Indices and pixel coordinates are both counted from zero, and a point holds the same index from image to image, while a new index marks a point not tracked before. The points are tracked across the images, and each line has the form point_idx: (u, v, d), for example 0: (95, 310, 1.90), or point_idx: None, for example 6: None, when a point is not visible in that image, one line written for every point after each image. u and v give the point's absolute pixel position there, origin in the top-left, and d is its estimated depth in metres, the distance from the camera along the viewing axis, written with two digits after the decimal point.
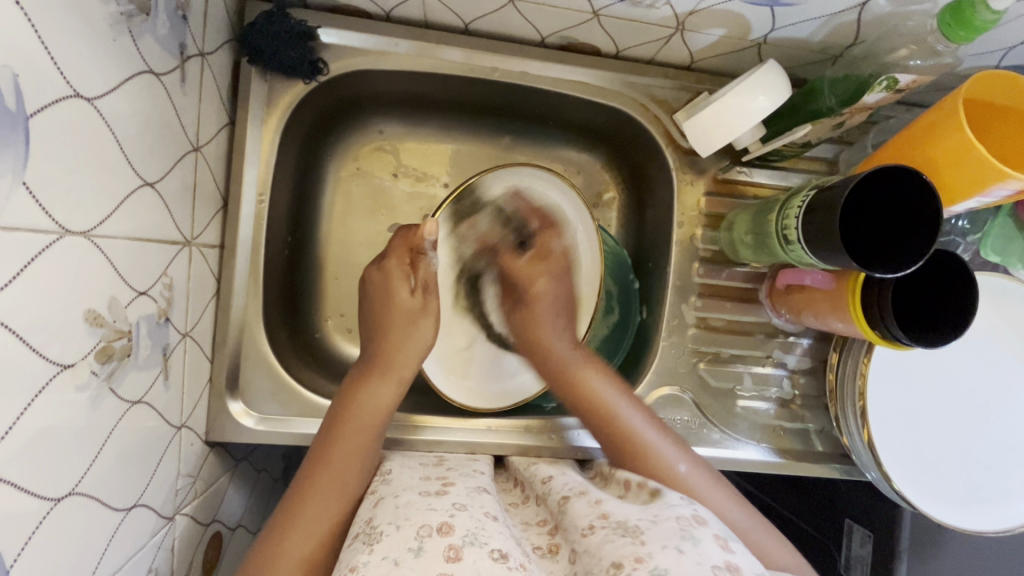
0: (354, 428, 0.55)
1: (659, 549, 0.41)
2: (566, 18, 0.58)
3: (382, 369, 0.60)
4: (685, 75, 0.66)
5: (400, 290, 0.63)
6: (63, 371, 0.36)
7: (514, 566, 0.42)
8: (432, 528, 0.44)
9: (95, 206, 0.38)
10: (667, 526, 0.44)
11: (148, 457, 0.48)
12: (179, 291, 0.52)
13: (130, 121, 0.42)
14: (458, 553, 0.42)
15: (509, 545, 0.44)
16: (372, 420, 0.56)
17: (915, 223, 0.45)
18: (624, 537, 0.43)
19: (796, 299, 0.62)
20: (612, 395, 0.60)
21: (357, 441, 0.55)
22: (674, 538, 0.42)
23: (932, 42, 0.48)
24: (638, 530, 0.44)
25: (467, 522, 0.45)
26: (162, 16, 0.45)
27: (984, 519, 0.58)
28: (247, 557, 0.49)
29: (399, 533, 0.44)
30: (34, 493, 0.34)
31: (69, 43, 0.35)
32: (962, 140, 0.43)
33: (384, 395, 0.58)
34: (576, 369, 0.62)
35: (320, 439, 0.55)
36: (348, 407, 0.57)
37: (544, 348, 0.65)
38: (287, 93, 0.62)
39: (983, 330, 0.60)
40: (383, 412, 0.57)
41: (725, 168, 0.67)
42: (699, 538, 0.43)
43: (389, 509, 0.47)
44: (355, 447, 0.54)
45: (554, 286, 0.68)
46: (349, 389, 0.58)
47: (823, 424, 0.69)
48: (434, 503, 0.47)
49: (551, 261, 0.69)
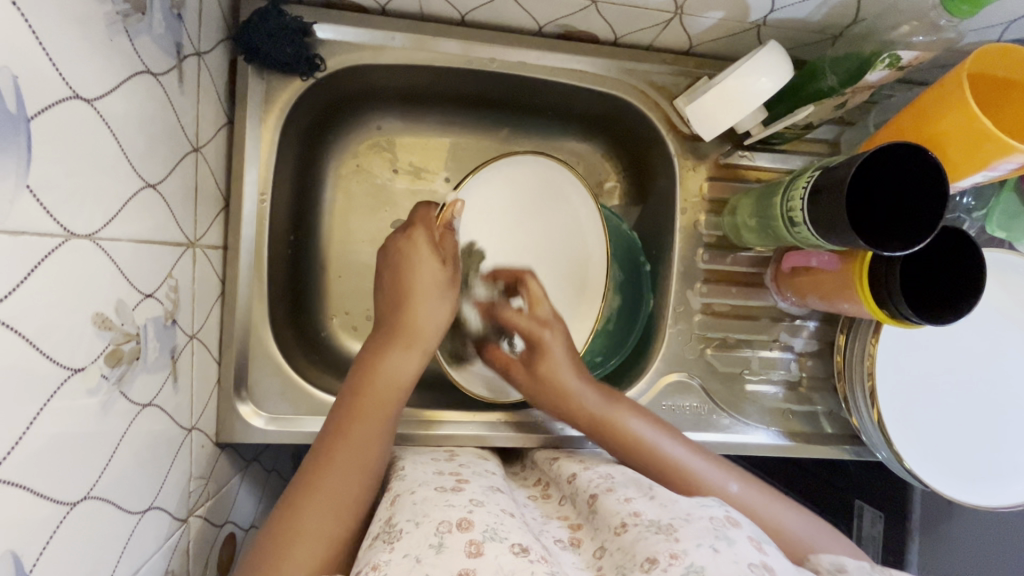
0: (371, 403, 0.55)
1: (693, 547, 0.41)
2: (563, 5, 0.57)
3: (400, 341, 0.59)
4: (684, 59, 0.65)
5: (429, 260, 0.62)
6: (73, 375, 0.36)
7: (535, 559, 0.41)
8: (452, 524, 0.44)
9: (97, 210, 0.38)
10: (701, 525, 0.43)
11: (160, 460, 0.48)
12: (185, 293, 0.52)
13: (129, 123, 0.42)
14: (479, 548, 0.41)
15: (528, 540, 0.44)
16: (389, 393, 0.57)
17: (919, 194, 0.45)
18: (657, 534, 0.43)
19: (803, 282, 0.62)
20: (654, 433, 0.58)
21: (374, 416, 0.55)
22: (709, 537, 0.42)
23: (934, 16, 0.48)
24: (671, 527, 0.43)
25: (487, 518, 0.45)
26: (157, 16, 0.44)
27: (996, 494, 0.59)
28: (262, 535, 0.48)
29: (419, 531, 0.44)
30: (51, 500, 0.34)
31: (67, 45, 0.34)
32: (968, 116, 0.43)
33: (401, 373, 0.58)
34: (609, 406, 0.60)
35: (338, 415, 0.55)
36: (360, 386, 0.57)
37: (567, 396, 0.61)
38: (284, 91, 0.61)
39: (989, 306, 0.60)
40: (401, 388, 0.58)
41: (726, 152, 0.67)
42: (733, 538, 0.42)
43: (406, 507, 0.47)
44: (373, 426, 0.55)
45: (558, 334, 0.64)
46: (366, 362, 0.58)
47: (832, 407, 0.69)
48: (451, 499, 0.48)
49: (555, 317, 0.66)
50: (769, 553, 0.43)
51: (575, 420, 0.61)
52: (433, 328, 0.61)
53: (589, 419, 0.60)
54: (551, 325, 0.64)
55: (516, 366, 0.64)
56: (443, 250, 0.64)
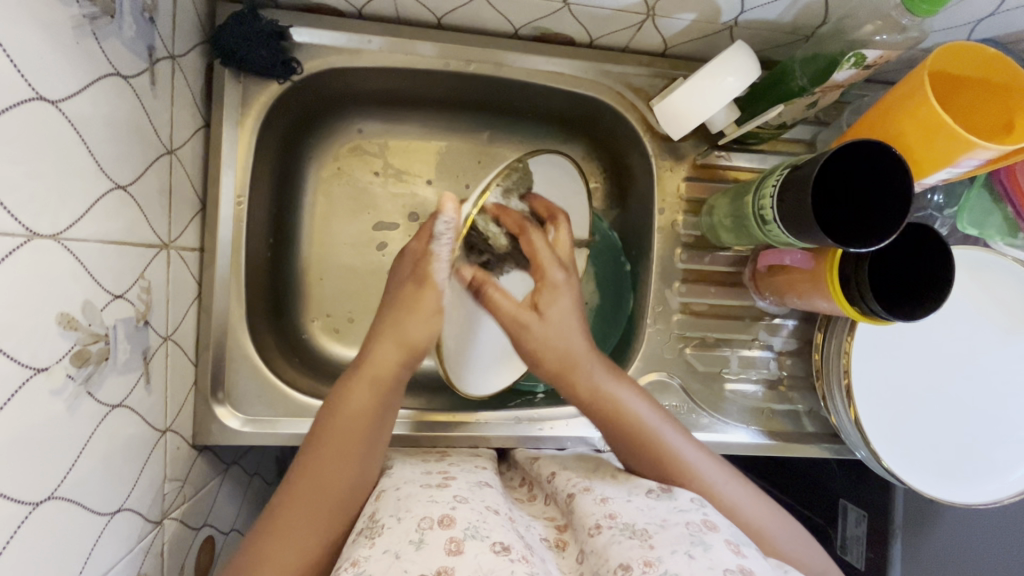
0: (336, 438, 0.51)
1: (668, 554, 0.42)
2: (535, 8, 0.58)
3: (367, 374, 0.53)
4: (660, 61, 0.66)
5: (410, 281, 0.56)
6: (37, 375, 0.36)
7: (517, 560, 0.41)
8: (434, 520, 0.44)
9: (63, 210, 0.38)
10: (677, 532, 0.44)
11: (131, 461, 0.48)
12: (159, 294, 0.52)
13: (97, 125, 0.42)
14: (459, 546, 0.42)
15: (511, 538, 0.44)
16: (358, 428, 0.51)
17: (884, 196, 0.46)
18: (632, 539, 0.44)
19: (780, 281, 0.62)
20: (654, 418, 0.55)
21: (339, 452, 0.50)
22: (685, 543, 0.42)
23: (897, 16, 0.47)
24: (646, 533, 0.44)
25: (470, 515, 0.45)
26: (127, 19, 0.45)
27: (973, 489, 0.59)
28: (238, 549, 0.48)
29: (400, 526, 0.44)
30: (12, 499, 0.34)
31: (29, 46, 0.34)
32: (930, 112, 0.43)
33: (372, 404, 0.52)
34: (611, 384, 0.56)
35: (308, 443, 0.51)
36: (332, 407, 0.52)
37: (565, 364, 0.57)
38: (261, 94, 0.62)
39: (965, 303, 0.60)
40: (377, 412, 0.52)
41: (703, 152, 0.68)
42: (709, 544, 0.43)
43: (391, 502, 0.48)
44: (344, 458, 0.50)
45: (569, 280, 0.59)
46: (335, 392, 0.53)
47: (812, 405, 0.69)
48: (436, 496, 0.48)
49: (572, 274, 0.59)
50: (748, 553, 0.43)
51: (572, 389, 0.57)
52: (400, 358, 0.54)
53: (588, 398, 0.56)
54: (567, 271, 0.59)
55: (523, 309, 0.56)
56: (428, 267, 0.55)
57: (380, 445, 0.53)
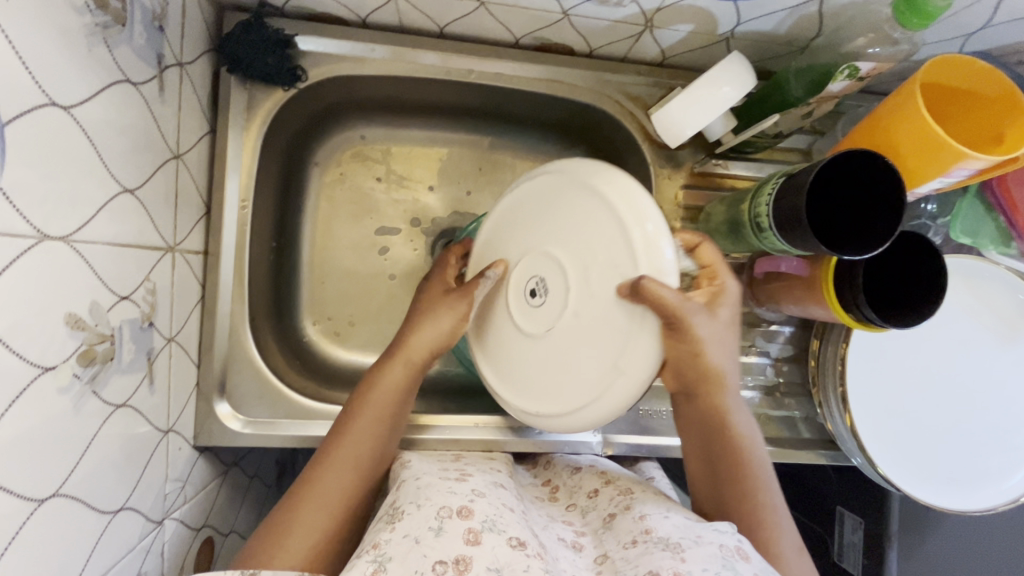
0: (370, 413, 0.55)
1: (698, 571, 0.42)
2: (536, 19, 0.59)
3: (402, 357, 0.57)
4: (658, 71, 0.67)
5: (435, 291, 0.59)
6: (44, 373, 0.37)
7: (532, 554, 0.42)
8: (453, 510, 0.45)
9: (73, 212, 0.39)
10: (709, 550, 0.44)
11: (134, 461, 0.48)
12: (163, 296, 0.52)
13: (108, 130, 0.43)
14: (477, 537, 0.42)
15: (526, 534, 0.44)
16: (388, 408, 0.55)
17: (883, 208, 0.46)
18: (664, 551, 0.44)
19: (776, 288, 0.62)
20: (764, 460, 0.56)
21: (369, 426, 0.54)
22: (716, 564, 0.42)
23: (888, 29, 0.50)
24: (678, 547, 0.45)
25: (487, 509, 0.46)
26: (138, 27, 0.46)
27: (966, 496, 0.59)
28: (266, 518, 0.50)
29: (421, 513, 0.45)
30: (18, 494, 0.35)
31: (44, 55, 0.36)
32: (922, 123, 0.44)
33: (403, 381, 0.56)
34: (740, 403, 0.56)
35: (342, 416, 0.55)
36: (369, 383, 0.56)
37: (717, 376, 0.53)
38: (266, 101, 0.63)
39: (959, 311, 0.61)
40: (401, 394, 0.56)
41: (701, 160, 0.69)
42: (740, 572, 0.42)
43: (410, 491, 0.48)
44: (370, 433, 0.54)
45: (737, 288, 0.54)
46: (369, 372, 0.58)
47: (808, 412, 0.70)
48: (454, 487, 0.48)
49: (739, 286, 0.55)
50: None
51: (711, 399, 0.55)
52: (431, 348, 0.57)
53: (705, 408, 0.55)
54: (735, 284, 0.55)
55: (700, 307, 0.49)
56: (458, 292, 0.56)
57: (402, 421, 0.57)
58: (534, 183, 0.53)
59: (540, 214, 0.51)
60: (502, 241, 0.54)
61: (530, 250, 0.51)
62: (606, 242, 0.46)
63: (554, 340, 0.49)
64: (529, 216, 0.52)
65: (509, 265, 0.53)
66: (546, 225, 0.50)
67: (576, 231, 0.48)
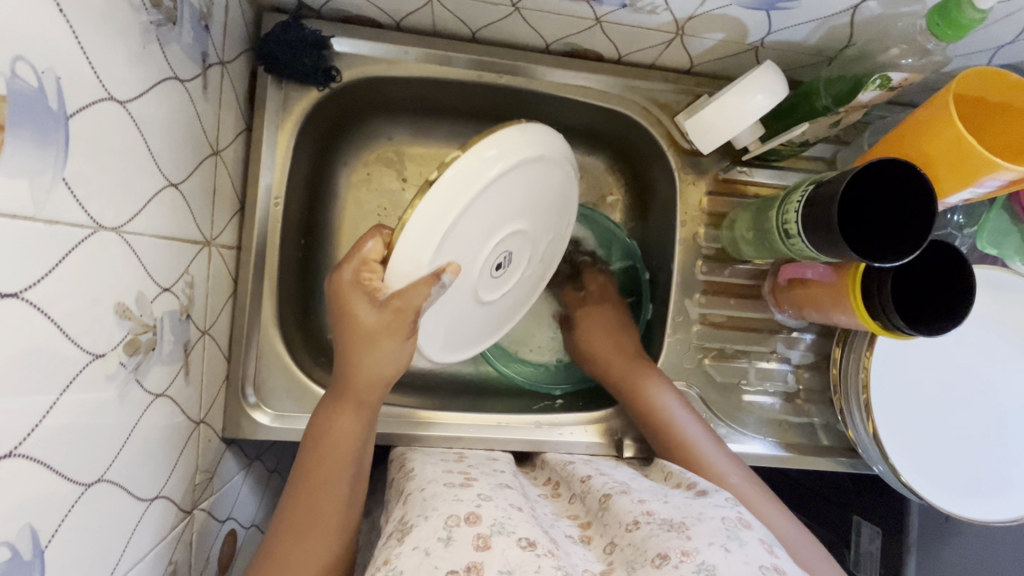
0: (326, 465, 0.53)
1: (705, 545, 0.42)
2: (567, 25, 0.60)
3: (351, 401, 0.54)
4: (685, 78, 0.68)
5: (364, 311, 0.50)
6: (94, 361, 0.37)
7: (543, 553, 0.42)
8: (460, 518, 0.45)
9: (125, 204, 0.40)
10: (713, 524, 0.45)
11: (169, 451, 0.49)
12: (200, 288, 0.53)
13: (157, 126, 0.44)
14: (487, 542, 0.42)
15: (536, 534, 0.44)
16: (347, 455, 0.53)
17: (892, 232, 0.48)
18: (670, 532, 0.44)
19: (800, 294, 0.63)
20: (725, 462, 0.58)
21: (332, 477, 0.52)
22: (720, 536, 0.43)
23: (922, 41, 0.50)
24: (683, 526, 0.45)
25: (495, 512, 0.46)
26: (186, 26, 0.47)
27: (990, 508, 0.59)
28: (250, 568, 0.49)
29: (429, 524, 0.45)
30: (67, 479, 0.36)
31: (105, 51, 0.37)
32: (954, 132, 0.45)
33: (357, 426, 0.54)
34: (670, 402, 0.62)
35: (300, 467, 0.53)
36: (319, 436, 0.54)
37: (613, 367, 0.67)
38: (300, 101, 0.64)
39: (985, 323, 0.61)
40: (361, 438, 0.54)
41: (725, 168, 0.69)
42: (745, 540, 0.43)
43: (417, 504, 0.49)
44: (336, 481, 0.52)
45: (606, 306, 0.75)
46: (318, 418, 0.55)
47: (828, 418, 0.70)
48: (460, 494, 0.49)
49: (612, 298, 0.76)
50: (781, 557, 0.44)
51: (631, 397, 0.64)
52: (378, 376, 0.53)
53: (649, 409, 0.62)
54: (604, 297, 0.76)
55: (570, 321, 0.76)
56: (393, 307, 0.48)
57: (365, 461, 0.56)
58: (524, 160, 0.50)
59: (520, 191, 0.53)
60: (474, 218, 0.49)
61: (503, 226, 0.54)
62: (554, 206, 0.62)
63: (500, 300, 0.63)
64: (517, 195, 0.53)
65: (492, 240, 0.54)
66: (522, 201, 0.54)
67: (541, 204, 0.58)
